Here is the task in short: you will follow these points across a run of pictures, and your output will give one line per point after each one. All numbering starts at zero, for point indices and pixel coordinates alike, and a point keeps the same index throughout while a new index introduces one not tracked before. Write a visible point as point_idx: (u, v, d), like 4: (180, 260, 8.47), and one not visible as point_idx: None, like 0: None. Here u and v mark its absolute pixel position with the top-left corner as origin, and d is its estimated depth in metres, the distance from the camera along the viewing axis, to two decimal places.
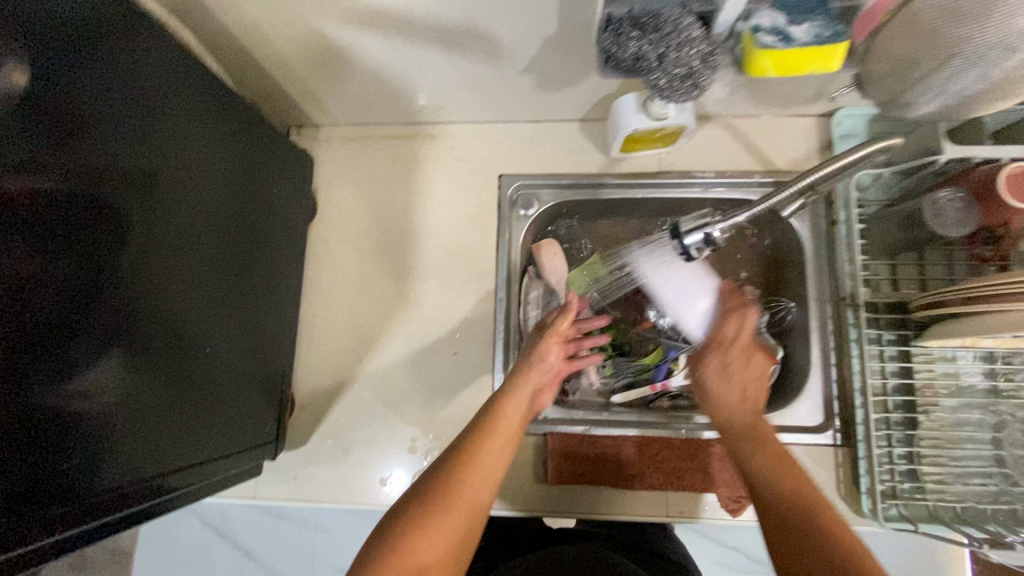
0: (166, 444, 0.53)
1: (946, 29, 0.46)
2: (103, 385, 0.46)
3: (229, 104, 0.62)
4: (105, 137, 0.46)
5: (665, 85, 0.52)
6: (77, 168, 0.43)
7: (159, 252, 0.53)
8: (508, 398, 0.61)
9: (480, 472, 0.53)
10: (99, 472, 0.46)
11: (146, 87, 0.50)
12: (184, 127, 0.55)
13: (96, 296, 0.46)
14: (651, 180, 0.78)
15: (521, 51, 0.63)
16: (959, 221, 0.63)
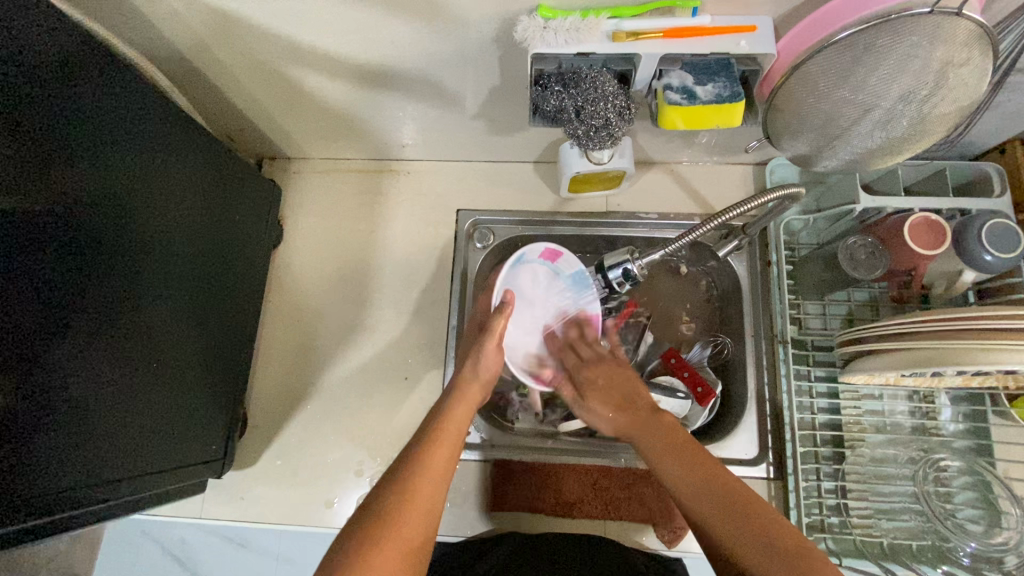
0: (116, 452, 0.56)
1: (831, 93, 0.52)
2: (60, 389, 0.49)
3: (201, 135, 0.67)
4: (75, 162, 0.50)
5: (583, 133, 0.59)
6: (53, 193, 0.48)
7: (125, 269, 0.56)
8: (458, 399, 0.63)
9: (434, 472, 0.53)
10: (45, 475, 0.48)
11: (118, 121, 0.54)
12: (155, 155, 0.60)
13: (63, 309, 0.49)
14: (598, 220, 0.83)
15: (470, 98, 0.69)
16: (871, 264, 0.67)
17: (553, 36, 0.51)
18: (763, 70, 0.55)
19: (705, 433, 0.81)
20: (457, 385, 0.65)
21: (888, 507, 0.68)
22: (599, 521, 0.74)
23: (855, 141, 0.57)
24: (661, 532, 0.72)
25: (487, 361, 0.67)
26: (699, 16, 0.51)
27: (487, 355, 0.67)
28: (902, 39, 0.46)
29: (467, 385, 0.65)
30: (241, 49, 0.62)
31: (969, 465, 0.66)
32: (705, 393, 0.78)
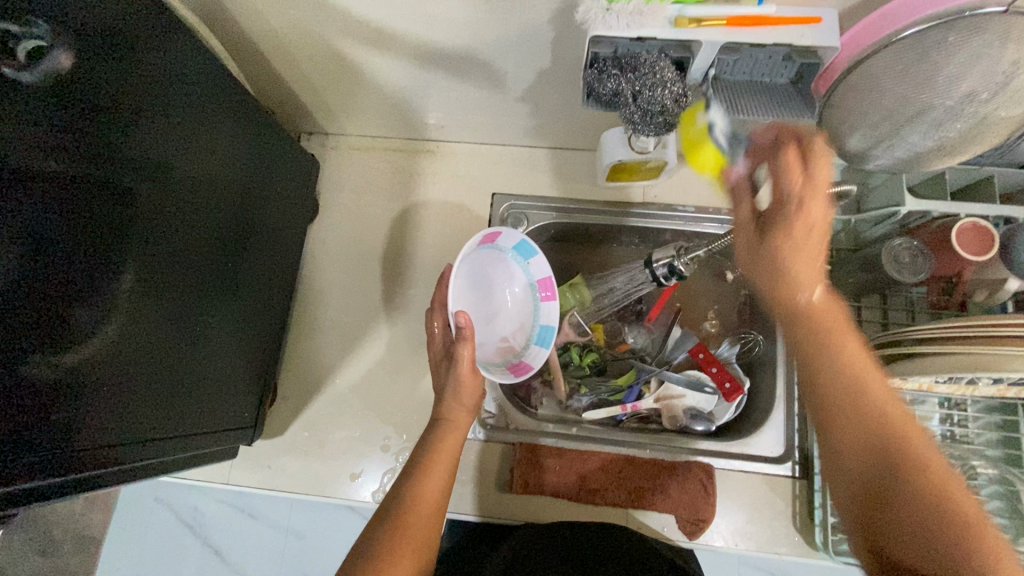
0: (147, 416, 0.56)
1: (894, 89, 0.51)
2: (100, 346, 0.49)
3: (243, 104, 0.67)
4: (130, 119, 0.50)
5: (638, 119, 0.57)
6: (99, 154, 0.47)
7: (162, 232, 0.56)
8: (445, 433, 0.64)
9: (425, 506, 0.57)
10: (87, 430, 0.49)
11: (169, 81, 0.54)
12: (201, 119, 0.59)
13: (106, 266, 0.49)
14: (635, 210, 0.83)
15: (519, 80, 0.69)
16: (914, 267, 0.67)
17: (615, 20, 0.51)
18: (823, 63, 0.55)
19: (730, 429, 0.81)
20: (441, 419, 0.65)
21: None
22: (620, 509, 0.74)
23: (913, 140, 0.56)
24: (682, 524, 0.72)
25: (462, 395, 0.66)
26: (765, 5, 0.51)
27: (461, 385, 0.65)
28: (974, 36, 0.46)
29: (452, 417, 0.65)
30: (296, 19, 0.62)
31: (1000, 474, 0.66)
32: (733, 389, 0.78)
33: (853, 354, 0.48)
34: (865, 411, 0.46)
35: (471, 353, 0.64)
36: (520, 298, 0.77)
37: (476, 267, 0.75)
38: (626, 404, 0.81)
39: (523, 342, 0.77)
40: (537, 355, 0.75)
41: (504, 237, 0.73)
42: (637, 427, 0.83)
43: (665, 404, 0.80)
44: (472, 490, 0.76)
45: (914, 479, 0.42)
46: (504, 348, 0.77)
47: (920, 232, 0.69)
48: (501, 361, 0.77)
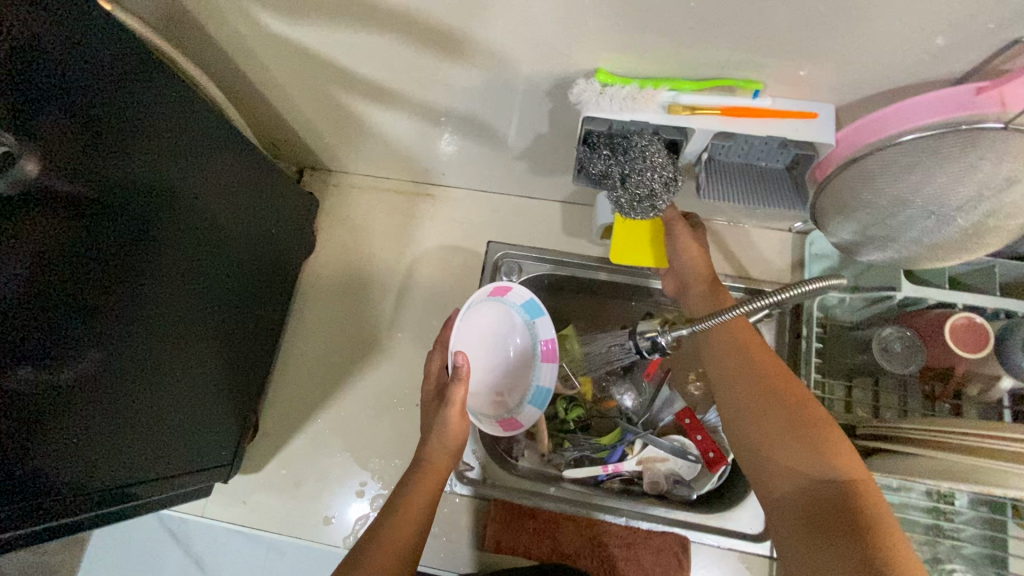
0: (132, 455, 0.57)
1: (887, 190, 0.51)
2: (88, 391, 0.50)
3: (243, 143, 0.66)
4: (131, 172, 0.50)
5: (626, 202, 0.57)
6: (101, 189, 0.47)
7: (160, 272, 0.57)
8: (424, 477, 0.63)
9: (388, 556, 0.56)
10: (70, 475, 0.50)
11: (173, 130, 0.54)
12: (202, 162, 0.59)
13: (98, 315, 0.50)
14: (629, 269, 0.83)
15: (517, 140, 0.68)
16: (906, 359, 0.66)
17: (608, 103, 0.51)
18: (819, 155, 0.54)
19: (711, 499, 0.79)
20: (420, 461, 0.65)
21: None
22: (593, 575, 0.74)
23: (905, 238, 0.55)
24: None
25: (444, 439, 0.65)
26: (760, 98, 0.51)
27: (448, 429, 0.64)
28: (970, 151, 0.45)
29: (433, 459, 0.65)
30: (301, 74, 0.63)
31: None
32: (716, 459, 0.77)
33: (748, 362, 0.57)
34: (753, 367, 0.56)
35: (463, 395, 0.64)
36: (519, 355, 0.79)
37: (482, 316, 0.77)
38: (608, 464, 0.80)
39: (517, 400, 0.78)
40: (528, 414, 0.76)
41: (514, 294, 0.76)
42: (618, 490, 0.81)
43: (648, 467, 0.80)
44: (445, 543, 0.75)
45: (794, 422, 0.51)
46: (495, 403, 0.78)
47: (914, 320, 0.67)
48: (491, 415, 0.77)
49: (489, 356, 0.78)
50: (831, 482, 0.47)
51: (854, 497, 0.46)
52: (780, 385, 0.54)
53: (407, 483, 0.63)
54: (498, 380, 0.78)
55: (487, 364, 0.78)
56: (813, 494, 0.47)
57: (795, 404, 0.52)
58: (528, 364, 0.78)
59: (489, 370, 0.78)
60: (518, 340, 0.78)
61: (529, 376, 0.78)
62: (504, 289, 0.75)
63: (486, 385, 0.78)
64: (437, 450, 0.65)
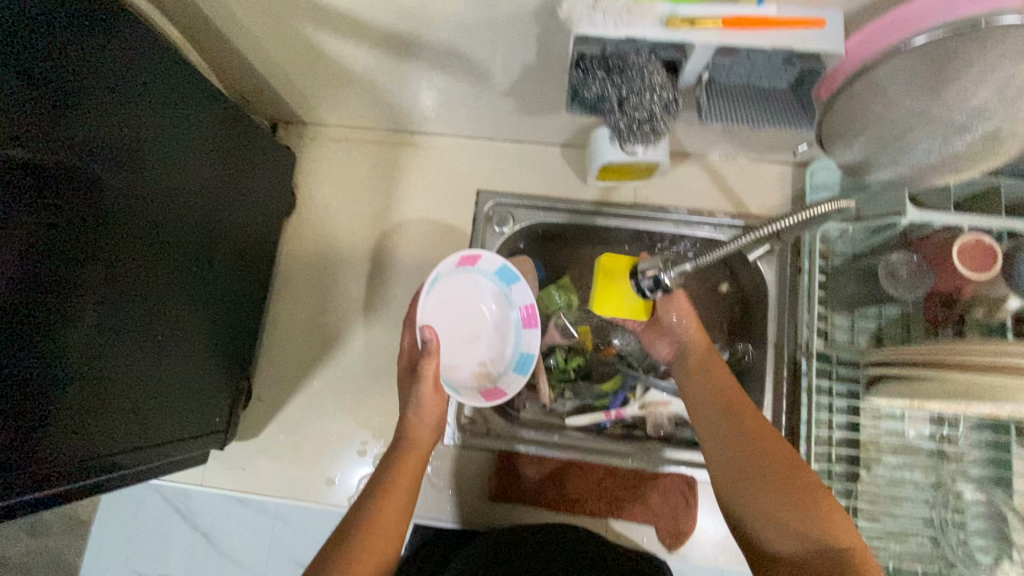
0: (124, 425, 0.55)
1: (897, 101, 0.48)
2: (68, 362, 0.47)
3: (214, 95, 0.62)
4: (88, 124, 0.46)
5: (624, 126, 0.54)
6: (50, 150, 0.44)
7: (137, 235, 0.54)
8: (406, 454, 0.62)
9: (379, 535, 0.55)
10: (58, 448, 0.48)
11: (130, 79, 0.50)
12: (170, 117, 0.56)
13: (73, 278, 0.47)
14: (625, 211, 0.80)
15: (502, 74, 0.64)
16: (913, 283, 0.65)
17: (602, 19, 0.46)
18: (827, 70, 0.51)
19: None
20: (404, 439, 0.63)
21: (896, 529, 0.68)
22: (600, 519, 0.73)
23: (913, 155, 0.53)
24: (662, 535, 0.72)
25: (422, 415, 0.64)
26: (766, 5, 0.47)
27: (423, 404, 0.63)
28: (988, 48, 0.42)
29: (414, 437, 0.63)
30: (262, 8, 0.57)
31: (988, 496, 0.65)
32: None
33: (735, 422, 0.57)
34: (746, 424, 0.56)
35: (435, 369, 0.62)
36: (502, 323, 0.75)
37: (454, 288, 0.73)
38: (610, 410, 0.80)
39: (501, 369, 0.74)
40: (513, 381, 0.73)
41: (484, 261, 0.71)
42: (621, 434, 0.80)
43: (651, 411, 0.80)
44: (450, 497, 0.75)
45: (785, 479, 0.51)
46: (479, 373, 0.74)
47: (920, 245, 0.65)
48: (476, 386, 0.73)
49: (468, 324, 0.74)
50: (824, 548, 0.47)
51: (850, 566, 0.46)
52: (770, 440, 0.54)
53: (389, 461, 0.62)
54: (478, 351, 0.75)
55: (467, 334, 0.74)
56: (806, 561, 0.47)
57: (789, 464, 0.52)
58: (511, 332, 0.74)
59: (469, 339, 0.74)
60: (498, 307, 0.75)
61: (513, 343, 0.74)
62: (468, 253, 0.70)
63: (467, 355, 0.74)
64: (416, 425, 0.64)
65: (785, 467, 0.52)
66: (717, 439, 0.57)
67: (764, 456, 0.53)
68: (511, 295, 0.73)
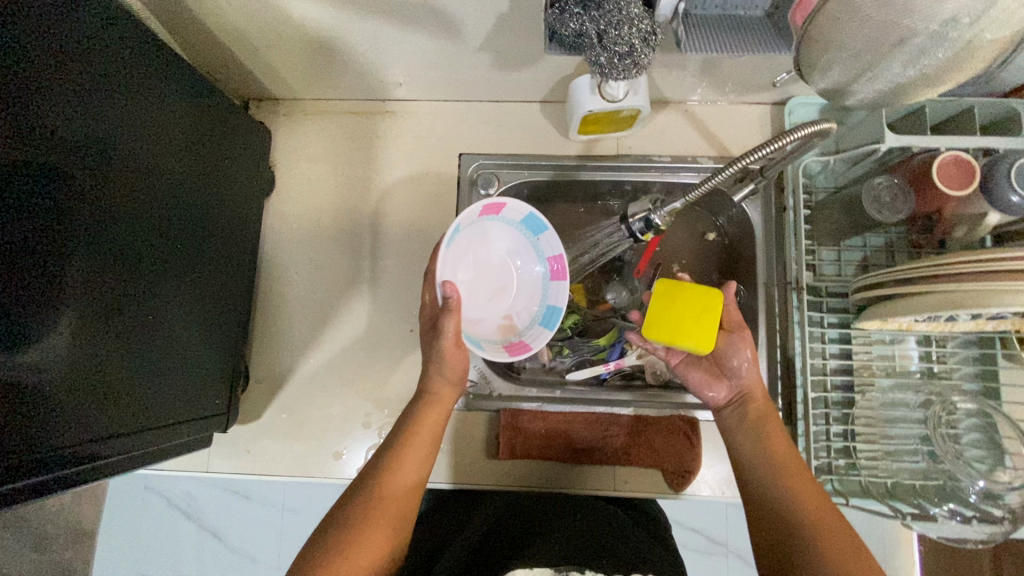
0: (124, 405, 0.55)
1: (871, 17, 0.48)
2: (58, 343, 0.47)
3: (179, 67, 0.61)
4: (46, 98, 0.45)
5: (606, 62, 0.52)
6: (9, 131, 0.42)
7: (114, 213, 0.53)
8: (428, 405, 0.62)
9: (398, 486, 0.56)
10: (59, 429, 0.48)
11: (85, 50, 0.49)
12: (134, 90, 0.54)
13: (52, 257, 0.46)
14: (609, 163, 0.80)
15: (476, 28, 0.63)
16: (895, 207, 0.66)
17: None
18: None
19: None
20: (426, 392, 0.63)
21: (895, 449, 0.69)
22: (607, 467, 0.74)
23: (891, 74, 0.53)
24: (669, 477, 0.72)
25: (444, 370, 0.63)
26: None
27: (445, 359, 0.62)
28: None
29: (437, 390, 0.63)
30: None
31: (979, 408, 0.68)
32: None
33: (809, 493, 0.55)
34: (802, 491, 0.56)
35: (456, 325, 0.60)
36: (528, 276, 0.74)
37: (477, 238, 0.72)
38: (609, 362, 0.80)
39: (527, 322, 0.74)
40: (538, 335, 0.72)
41: (509, 210, 0.69)
42: (620, 385, 0.81)
43: (648, 359, 0.79)
44: (459, 459, 0.75)
45: (840, 547, 0.51)
46: (505, 327, 0.74)
47: (900, 169, 0.66)
48: (502, 340, 0.73)
49: (494, 277, 0.75)
50: None
51: None
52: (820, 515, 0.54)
53: (411, 413, 0.62)
54: (506, 304, 0.75)
55: (493, 287, 0.74)
56: None
57: (853, 546, 0.51)
58: (536, 284, 0.74)
59: (495, 292, 0.75)
60: (525, 258, 0.74)
61: (537, 295, 0.73)
62: (490, 202, 0.68)
63: (494, 308, 0.74)
64: (439, 378, 0.63)
65: (847, 547, 0.51)
66: (784, 498, 0.56)
67: (830, 533, 0.52)
68: (539, 246, 0.72)
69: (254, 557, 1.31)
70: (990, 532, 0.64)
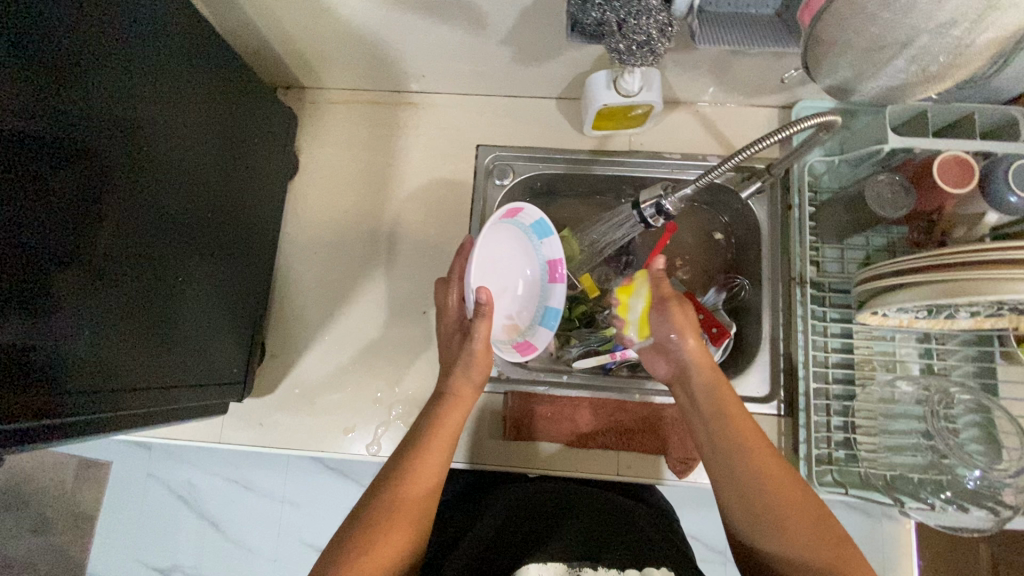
0: (142, 380, 0.57)
1: (875, 15, 0.51)
2: (82, 313, 0.48)
3: (211, 60, 0.64)
4: (91, 82, 0.48)
5: (624, 50, 0.55)
6: (53, 110, 0.45)
7: (143, 192, 0.54)
8: (453, 407, 0.64)
9: (422, 482, 0.57)
10: (83, 396, 0.49)
11: (129, 40, 0.52)
12: (170, 80, 0.57)
13: (84, 230, 0.48)
14: (621, 158, 0.83)
15: (501, 21, 0.66)
16: (896, 205, 0.68)
17: None
18: None
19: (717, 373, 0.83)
20: (448, 392, 0.65)
21: (894, 443, 0.71)
22: (612, 452, 0.76)
23: (893, 71, 0.56)
24: (672, 464, 0.73)
25: (471, 369, 0.66)
26: None
27: (473, 359, 0.65)
28: None
29: (458, 392, 0.65)
30: None
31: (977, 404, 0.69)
32: (721, 333, 0.80)
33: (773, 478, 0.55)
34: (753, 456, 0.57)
35: (487, 330, 0.65)
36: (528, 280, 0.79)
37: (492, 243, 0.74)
38: (616, 352, 0.78)
39: (528, 322, 0.78)
40: (542, 335, 0.76)
41: (525, 214, 0.73)
42: (627, 375, 0.83)
43: None
44: (467, 438, 0.77)
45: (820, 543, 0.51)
46: (508, 326, 0.78)
47: (902, 169, 0.69)
48: (508, 339, 0.77)
49: (502, 278, 0.76)
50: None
51: None
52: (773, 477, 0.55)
53: (434, 410, 0.64)
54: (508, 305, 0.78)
55: (500, 290, 0.77)
56: None
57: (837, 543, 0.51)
58: (539, 287, 0.78)
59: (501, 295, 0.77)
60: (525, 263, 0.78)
61: (540, 297, 0.78)
62: (520, 205, 0.70)
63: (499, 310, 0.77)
64: (467, 373, 0.66)
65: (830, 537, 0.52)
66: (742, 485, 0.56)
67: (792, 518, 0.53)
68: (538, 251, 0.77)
69: (253, 548, 1.31)
70: (994, 522, 0.64)
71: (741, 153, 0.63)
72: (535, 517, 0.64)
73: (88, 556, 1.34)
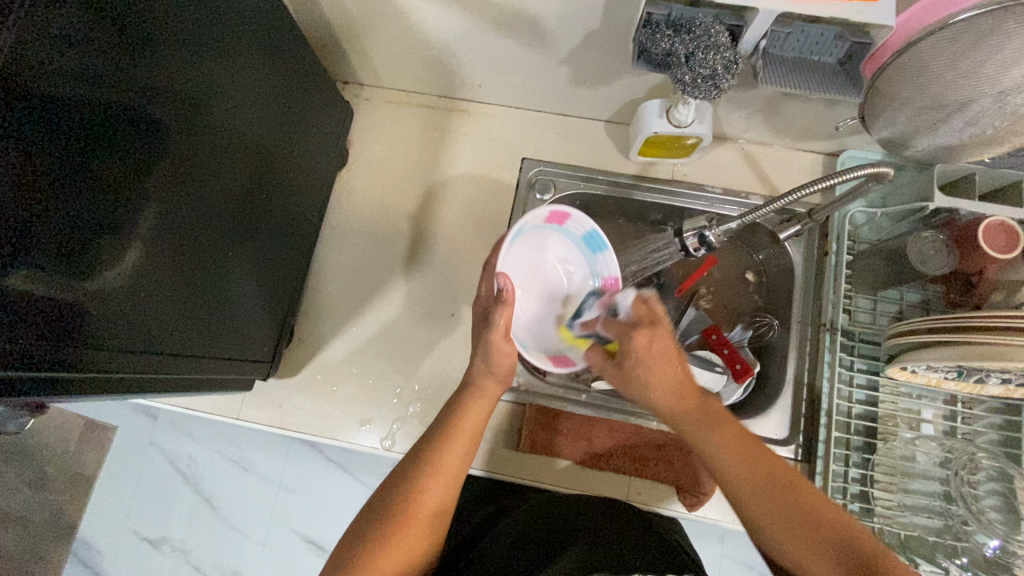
0: (172, 345, 0.57)
1: (939, 75, 0.51)
2: (127, 275, 0.49)
3: (273, 44, 0.65)
4: (162, 54, 0.48)
5: (688, 81, 0.57)
6: (129, 80, 0.45)
7: (195, 165, 0.55)
8: (471, 399, 0.64)
9: (442, 479, 0.57)
10: (113, 357, 0.50)
11: (202, 15, 0.52)
12: (234, 60, 0.58)
13: (138, 197, 0.48)
14: (663, 186, 0.84)
15: (564, 41, 0.68)
16: (938, 261, 0.68)
17: None
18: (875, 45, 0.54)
19: (736, 409, 0.83)
20: (470, 384, 0.65)
21: (911, 502, 0.70)
22: (624, 476, 0.76)
23: (950, 130, 0.57)
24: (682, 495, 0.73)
25: (490, 358, 0.65)
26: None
27: (492, 350, 0.64)
28: None
29: (480, 384, 0.65)
30: None
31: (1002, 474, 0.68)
32: (744, 370, 0.80)
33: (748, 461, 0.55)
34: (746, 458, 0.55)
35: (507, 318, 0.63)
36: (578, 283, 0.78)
37: (539, 247, 0.77)
38: None
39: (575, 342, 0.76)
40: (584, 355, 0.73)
41: (572, 221, 0.74)
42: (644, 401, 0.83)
43: None
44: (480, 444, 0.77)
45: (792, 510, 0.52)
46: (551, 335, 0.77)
47: (946, 227, 0.69)
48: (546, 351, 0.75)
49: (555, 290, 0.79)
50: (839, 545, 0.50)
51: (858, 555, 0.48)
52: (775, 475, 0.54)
53: (458, 402, 0.64)
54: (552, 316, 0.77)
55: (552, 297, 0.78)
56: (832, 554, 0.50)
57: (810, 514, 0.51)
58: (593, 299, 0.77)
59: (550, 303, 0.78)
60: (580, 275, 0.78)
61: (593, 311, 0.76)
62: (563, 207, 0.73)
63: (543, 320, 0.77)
64: (490, 359, 0.65)
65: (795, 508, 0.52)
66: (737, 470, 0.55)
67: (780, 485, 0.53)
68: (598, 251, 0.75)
69: (244, 531, 1.31)
70: None
71: (789, 195, 0.64)
72: (543, 531, 0.64)
73: (80, 516, 1.35)
